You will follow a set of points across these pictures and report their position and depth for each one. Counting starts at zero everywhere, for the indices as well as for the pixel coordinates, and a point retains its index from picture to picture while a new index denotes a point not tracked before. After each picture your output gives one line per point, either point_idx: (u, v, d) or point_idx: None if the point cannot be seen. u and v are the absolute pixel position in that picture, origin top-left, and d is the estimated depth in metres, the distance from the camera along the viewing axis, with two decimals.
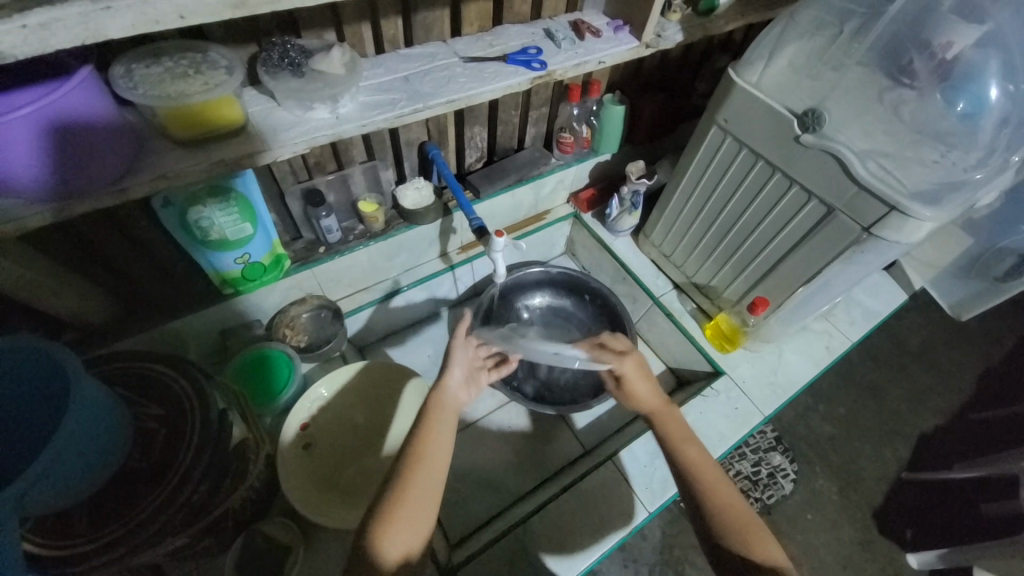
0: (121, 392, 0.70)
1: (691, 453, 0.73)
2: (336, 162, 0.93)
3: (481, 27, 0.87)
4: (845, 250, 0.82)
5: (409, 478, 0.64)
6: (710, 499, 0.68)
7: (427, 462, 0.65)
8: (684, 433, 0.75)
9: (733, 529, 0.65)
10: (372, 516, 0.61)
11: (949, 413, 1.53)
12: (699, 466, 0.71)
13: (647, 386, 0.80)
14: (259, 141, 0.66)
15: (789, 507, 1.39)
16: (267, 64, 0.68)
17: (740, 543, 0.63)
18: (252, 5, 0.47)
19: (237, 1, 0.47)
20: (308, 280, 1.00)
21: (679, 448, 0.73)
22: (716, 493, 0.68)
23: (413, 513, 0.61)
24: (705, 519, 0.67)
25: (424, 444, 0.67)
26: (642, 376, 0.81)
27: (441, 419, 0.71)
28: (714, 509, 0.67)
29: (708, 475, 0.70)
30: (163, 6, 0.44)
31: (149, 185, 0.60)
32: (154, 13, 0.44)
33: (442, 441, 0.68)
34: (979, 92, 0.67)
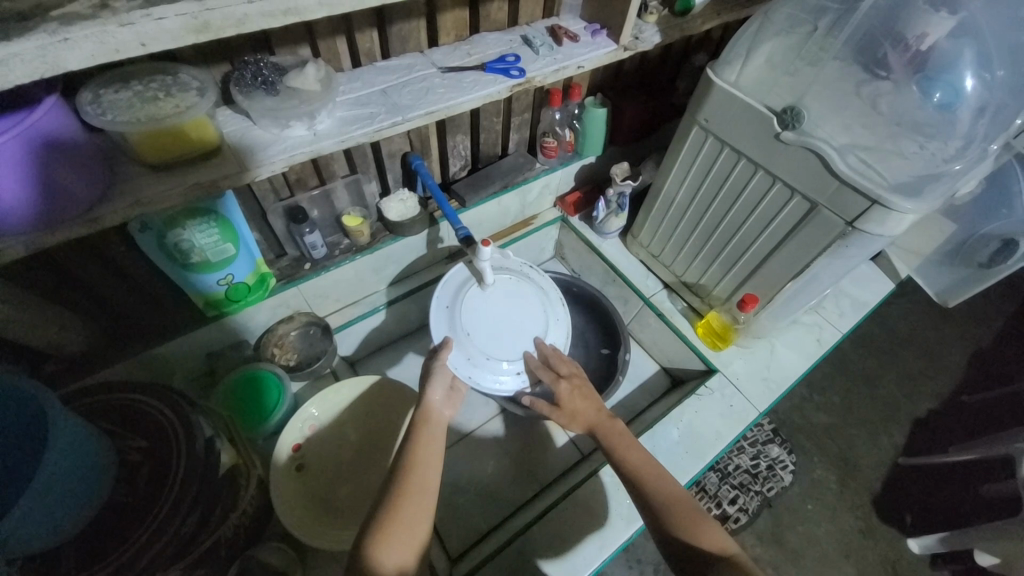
0: (103, 426, 0.68)
1: (634, 457, 0.75)
2: (318, 177, 0.92)
3: (458, 36, 0.87)
4: (831, 244, 0.82)
5: (404, 490, 0.64)
6: (660, 498, 0.69)
7: (417, 473, 0.66)
8: (626, 440, 0.77)
9: (685, 524, 0.65)
10: (371, 526, 0.61)
11: (941, 397, 1.54)
12: (646, 470, 0.73)
13: (583, 400, 0.82)
14: (235, 163, 0.65)
15: (789, 499, 1.39)
16: (240, 84, 0.67)
17: (691, 535, 0.64)
18: (218, 29, 0.47)
19: (201, 25, 0.46)
20: (295, 297, 0.98)
21: (623, 454, 0.75)
22: (669, 492, 0.70)
23: (403, 530, 0.60)
24: (661, 519, 0.67)
25: (418, 457, 0.68)
26: (577, 389, 0.82)
27: (433, 433, 0.73)
28: (661, 505, 0.68)
29: (658, 477, 0.72)
30: (125, 35, 0.43)
31: (124, 212, 0.59)
32: (115, 42, 0.43)
33: (428, 451, 0.70)
34: (953, 82, 0.68)
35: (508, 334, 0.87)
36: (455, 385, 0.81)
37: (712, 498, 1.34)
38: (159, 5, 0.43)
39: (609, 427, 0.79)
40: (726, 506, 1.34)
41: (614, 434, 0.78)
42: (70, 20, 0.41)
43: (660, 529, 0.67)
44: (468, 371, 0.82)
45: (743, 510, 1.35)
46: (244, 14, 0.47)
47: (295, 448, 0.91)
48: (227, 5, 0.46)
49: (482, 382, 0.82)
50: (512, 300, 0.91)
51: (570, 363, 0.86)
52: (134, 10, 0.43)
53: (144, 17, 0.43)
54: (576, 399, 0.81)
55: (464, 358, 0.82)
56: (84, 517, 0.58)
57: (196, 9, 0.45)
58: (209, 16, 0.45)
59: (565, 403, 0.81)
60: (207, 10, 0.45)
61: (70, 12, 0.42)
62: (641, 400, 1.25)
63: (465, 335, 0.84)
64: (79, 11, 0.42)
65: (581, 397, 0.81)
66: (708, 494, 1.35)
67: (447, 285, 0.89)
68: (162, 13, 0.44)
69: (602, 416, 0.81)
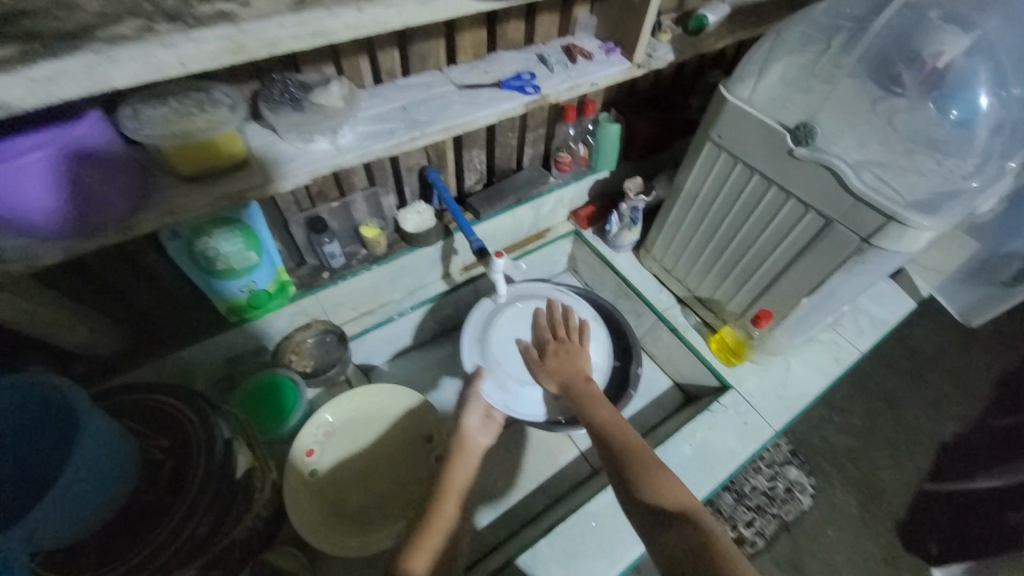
0: (128, 425, 0.71)
1: (603, 417, 0.77)
2: (338, 189, 0.95)
3: (476, 54, 0.90)
4: (847, 260, 0.81)
5: (433, 522, 0.67)
6: (627, 455, 0.70)
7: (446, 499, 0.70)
8: (598, 403, 0.80)
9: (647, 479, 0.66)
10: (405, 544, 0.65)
11: (968, 420, 1.49)
12: (615, 430, 0.74)
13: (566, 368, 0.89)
14: (260, 174, 0.68)
15: (809, 523, 1.35)
16: (268, 100, 0.70)
17: (652, 490, 0.64)
18: (251, 50, 0.49)
19: (236, 47, 0.49)
20: (313, 305, 1.01)
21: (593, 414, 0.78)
22: (633, 449, 0.71)
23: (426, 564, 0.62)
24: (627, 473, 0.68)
25: (449, 488, 0.71)
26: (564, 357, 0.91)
27: (467, 464, 0.75)
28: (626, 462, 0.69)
29: (626, 436, 0.73)
30: (166, 55, 0.46)
31: (156, 220, 0.62)
32: (158, 62, 0.46)
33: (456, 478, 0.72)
34: (969, 99, 0.68)
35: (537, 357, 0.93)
36: (490, 413, 0.84)
37: (728, 520, 1.32)
38: (198, 28, 0.47)
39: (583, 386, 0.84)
40: (743, 529, 1.32)
41: (588, 393, 0.82)
42: (116, 41, 0.45)
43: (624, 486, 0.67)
44: (501, 401, 0.88)
45: (760, 533, 1.32)
46: (276, 37, 0.50)
47: (308, 454, 0.91)
48: (260, 28, 0.49)
49: (517, 408, 0.89)
50: (540, 325, 0.97)
51: (569, 329, 0.96)
52: (175, 32, 0.46)
53: (184, 39, 0.46)
54: (563, 358, 0.90)
55: (496, 387, 0.89)
56: (107, 512, 0.61)
57: (231, 32, 0.48)
58: (243, 38, 0.48)
59: (552, 360, 0.90)
60: (242, 32, 0.48)
61: (116, 33, 0.46)
62: (654, 416, 1.23)
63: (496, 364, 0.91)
64: (124, 33, 0.46)
65: (567, 357, 0.91)
66: (723, 515, 1.32)
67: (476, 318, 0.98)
68: (200, 35, 0.47)
69: (579, 380, 0.86)
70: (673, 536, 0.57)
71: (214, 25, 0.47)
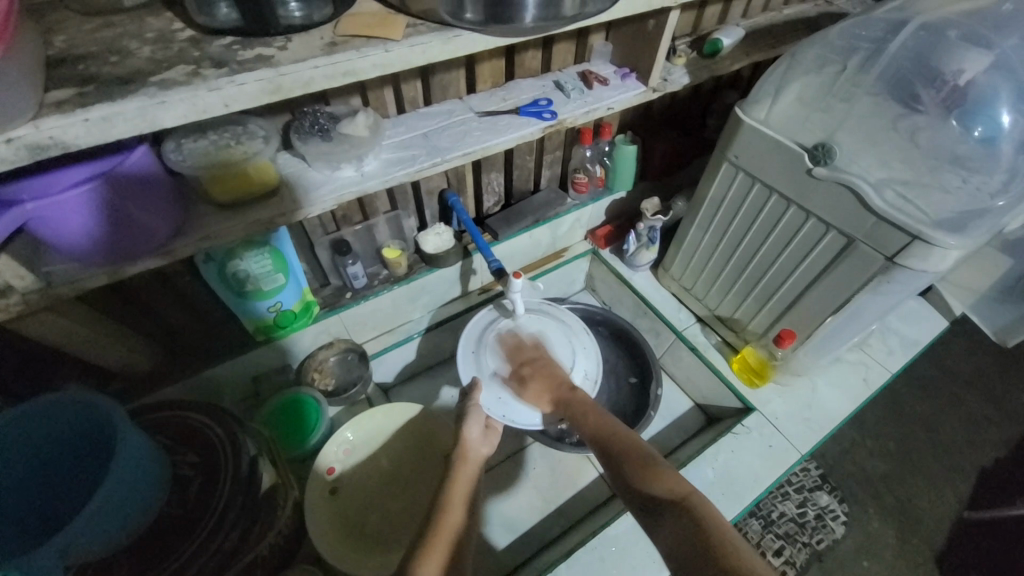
0: (161, 440, 0.74)
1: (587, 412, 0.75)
2: (362, 213, 0.99)
3: (495, 83, 0.93)
4: (871, 279, 0.80)
5: (439, 529, 0.65)
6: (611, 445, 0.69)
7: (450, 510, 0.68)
8: (583, 407, 0.77)
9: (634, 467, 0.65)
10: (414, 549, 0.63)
11: (1009, 445, 1.42)
12: (599, 422, 0.73)
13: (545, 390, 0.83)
14: (291, 200, 0.71)
15: (842, 553, 1.29)
16: (300, 131, 0.75)
17: (640, 475, 0.63)
18: (288, 90, 0.53)
19: (274, 88, 0.52)
20: (336, 324, 1.04)
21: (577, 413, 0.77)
22: (618, 438, 0.70)
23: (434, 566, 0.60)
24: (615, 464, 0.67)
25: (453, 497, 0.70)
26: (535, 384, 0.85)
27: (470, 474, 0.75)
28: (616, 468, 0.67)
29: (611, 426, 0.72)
30: (211, 97, 0.49)
31: (193, 245, 0.65)
32: (204, 104, 0.50)
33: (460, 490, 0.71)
34: (994, 116, 0.67)
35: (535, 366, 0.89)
36: (490, 423, 0.83)
37: (756, 548, 1.27)
38: (241, 72, 0.50)
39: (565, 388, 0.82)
40: (772, 558, 1.27)
41: (570, 394, 0.80)
42: (166, 86, 0.48)
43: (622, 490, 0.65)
44: (501, 412, 0.84)
45: (789, 563, 1.27)
46: (310, 77, 0.53)
47: (328, 471, 0.92)
48: (296, 69, 0.52)
49: (517, 420, 0.84)
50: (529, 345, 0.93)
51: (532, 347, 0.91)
52: (221, 76, 0.50)
53: (229, 83, 0.50)
54: (542, 371, 0.87)
55: (495, 398, 0.86)
56: (141, 527, 0.63)
57: (271, 75, 0.51)
58: (281, 80, 0.52)
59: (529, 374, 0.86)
60: (280, 74, 0.52)
61: (165, 78, 0.49)
62: (675, 438, 1.20)
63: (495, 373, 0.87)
64: (173, 78, 0.49)
65: (544, 369, 0.87)
66: (750, 542, 1.28)
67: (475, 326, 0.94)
68: (242, 78, 0.50)
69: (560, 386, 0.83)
70: (667, 525, 0.57)
71: (255, 68, 0.51)
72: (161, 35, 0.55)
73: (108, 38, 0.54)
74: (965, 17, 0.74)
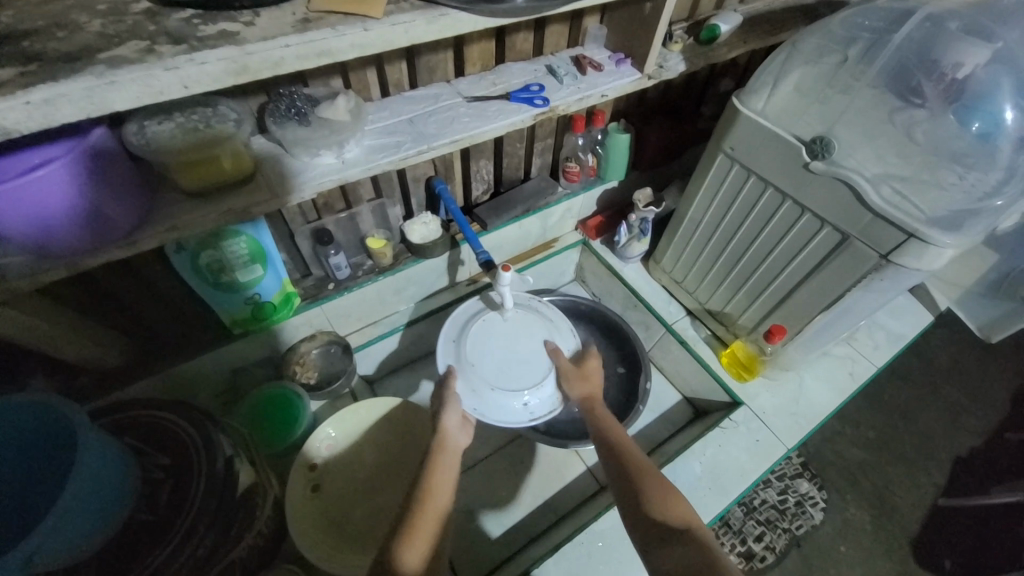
0: (129, 442, 0.71)
1: (616, 434, 0.75)
2: (345, 201, 0.95)
3: (484, 66, 0.89)
4: (864, 277, 0.79)
5: (425, 511, 0.64)
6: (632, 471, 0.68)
7: (435, 498, 0.66)
8: (613, 422, 0.77)
9: (653, 496, 0.63)
10: (393, 536, 0.61)
11: (984, 434, 1.45)
12: (625, 446, 0.72)
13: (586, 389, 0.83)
14: (267, 189, 0.67)
15: (820, 539, 1.32)
16: (275, 115, 0.70)
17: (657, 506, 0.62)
18: (255, 71, 0.49)
19: (240, 68, 0.48)
20: (318, 317, 1.00)
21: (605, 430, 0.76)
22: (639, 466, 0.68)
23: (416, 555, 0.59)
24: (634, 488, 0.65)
25: (434, 484, 0.68)
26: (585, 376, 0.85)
27: (448, 460, 0.72)
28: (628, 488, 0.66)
29: (633, 452, 0.71)
30: (168, 78, 0.45)
31: (159, 236, 0.61)
32: (159, 85, 0.45)
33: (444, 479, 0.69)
34: (993, 111, 0.66)
35: (516, 362, 0.86)
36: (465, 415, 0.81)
37: (737, 534, 1.30)
38: (200, 49, 0.46)
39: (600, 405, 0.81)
40: (752, 544, 1.29)
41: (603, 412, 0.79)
42: (117, 64, 0.44)
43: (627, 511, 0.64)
44: (473, 404, 0.81)
45: (769, 548, 1.29)
46: (280, 57, 0.49)
47: (310, 467, 0.90)
48: (264, 48, 0.48)
49: (488, 414, 0.81)
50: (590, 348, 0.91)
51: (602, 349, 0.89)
52: (178, 54, 0.45)
53: (187, 61, 0.45)
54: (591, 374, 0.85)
55: (469, 390, 0.82)
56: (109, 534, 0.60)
57: (235, 53, 0.47)
58: (247, 59, 0.47)
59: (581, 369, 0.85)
60: (247, 54, 0.48)
61: (116, 55, 0.45)
62: (662, 430, 1.21)
63: (471, 365, 0.84)
64: (125, 55, 0.45)
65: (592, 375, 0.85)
66: (732, 529, 1.30)
67: (457, 315, 0.91)
68: (204, 57, 0.46)
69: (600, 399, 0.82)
70: (670, 553, 0.55)
71: (218, 46, 0.46)
72: (115, 8, 0.50)
73: (56, 11, 0.49)
74: (969, 8, 0.72)
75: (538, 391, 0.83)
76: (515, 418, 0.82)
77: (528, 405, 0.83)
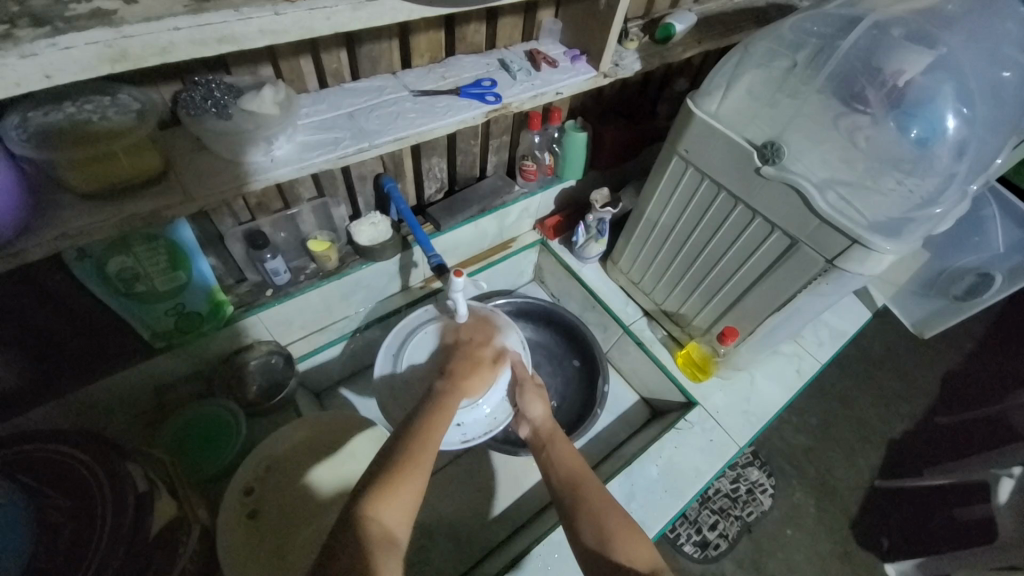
0: (22, 481, 0.63)
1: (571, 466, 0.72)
2: (282, 200, 0.87)
3: (433, 58, 0.83)
4: (811, 281, 0.80)
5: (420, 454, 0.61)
6: (594, 508, 0.65)
7: (434, 430, 0.65)
8: (568, 451, 0.74)
9: (617, 537, 0.61)
10: (370, 484, 0.57)
11: (915, 418, 1.54)
12: (582, 478, 0.70)
13: (544, 405, 0.81)
14: (181, 189, 0.60)
15: (769, 524, 1.37)
16: (188, 106, 0.62)
17: (622, 549, 0.60)
18: (137, 57, 0.43)
19: (117, 54, 0.42)
20: (254, 326, 0.92)
21: (558, 464, 0.73)
22: (597, 502, 0.66)
23: (396, 503, 0.55)
24: (599, 529, 0.63)
25: (431, 431, 0.65)
26: (543, 390, 0.82)
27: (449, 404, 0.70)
28: (590, 522, 0.64)
29: (590, 484, 0.68)
30: (27, 67, 0.39)
31: (49, 242, 0.53)
32: (15, 74, 0.39)
33: (443, 419, 0.67)
34: (930, 118, 0.67)
35: None
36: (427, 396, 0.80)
37: (693, 524, 1.34)
38: (66, 33, 0.40)
39: (551, 431, 0.78)
40: (707, 532, 1.33)
41: (557, 442, 0.76)
42: None
43: (586, 545, 0.62)
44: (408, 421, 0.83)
45: (722, 536, 1.33)
46: (169, 42, 0.44)
47: (246, 492, 0.82)
48: (148, 31, 0.43)
49: None
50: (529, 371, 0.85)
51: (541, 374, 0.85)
52: (38, 39, 0.40)
53: (49, 46, 0.40)
54: (535, 398, 0.81)
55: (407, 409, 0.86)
56: None
57: (110, 36, 0.42)
58: (126, 44, 0.42)
59: (531, 399, 0.80)
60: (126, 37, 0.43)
61: None
62: (621, 431, 1.21)
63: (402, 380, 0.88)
64: None
65: (539, 397, 0.81)
66: (689, 519, 1.35)
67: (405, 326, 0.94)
68: (69, 40, 0.40)
69: (552, 425, 0.79)
70: None
71: (87, 28, 0.41)
72: None
73: None
74: (912, 15, 0.73)
75: (472, 413, 0.81)
76: (448, 438, 0.82)
77: (461, 426, 0.82)
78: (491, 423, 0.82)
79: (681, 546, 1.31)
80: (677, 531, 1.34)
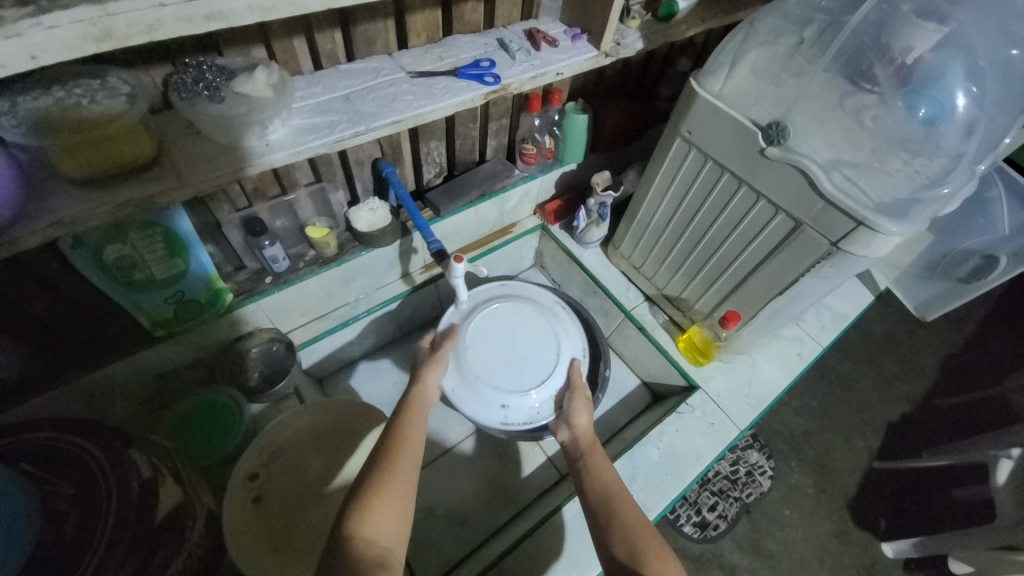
0: (25, 470, 0.63)
1: (607, 479, 0.73)
2: (279, 185, 0.86)
3: (430, 38, 0.81)
4: (814, 264, 0.80)
5: (397, 456, 0.64)
6: (627, 523, 0.66)
7: (407, 434, 0.68)
8: (603, 465, 0.75)
9: (652, 554, 0.61)
10: (355, 500, 0.58)
11: (915, 400, 1.55)
12: (618, 492, 0.70)
13: (589, 417, 0.85)
14: (176, 174, 0.59)
15: (768, 504, 1.38)
16: (179, 89, 0.60)
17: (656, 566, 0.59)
18: (123, 36, 0.42)
19: (102, 32, 0.41)
20: (254, 314, 0.91)
21: (594, 474, 0.74)
22: (635, 520, 0.66)
23: (383, 513, 0.57)
24: (631, 543, 0.63)
25: (406, 436, 0.67)
26: (591, 404, 0.87)
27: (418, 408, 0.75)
28: (624, 536, 0.65)
29: (626, 502, 0.69)
30: (9, 47, 0.38)
31: (42, 232, 0.52)
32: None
33: (416, 424, 0.71)
34: (939, 97, 0.65)
35: (513, 366, 0.92)
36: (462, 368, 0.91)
37: (693, 506, 1.36)
38: (50, 12, 0.39)
39: (591, 442, 0.80)
40: (706, 513, 1.35)
41: (595, 454, 0.78)
42: None
43: (616, 555, 0.63)
44: (454, 389, 0.89)
45: (722, 517, 1.35)
46: (154, 19, 0.43)
47: (251, 476, 0.83)
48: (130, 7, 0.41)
49: (471, 405, 0.89)
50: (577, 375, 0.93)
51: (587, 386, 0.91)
52: (21, 19, 0.38)
53: (33, 26, 0.38)
54: (581, 409, 0.85)
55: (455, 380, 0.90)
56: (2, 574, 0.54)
57: (95, 14, 0.40)
58: (111, 22, 0.41)
59: (579, 410, 0.85)
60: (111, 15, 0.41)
61: None
62: (621, 416, 1.22)
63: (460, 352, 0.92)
64: None
65: (586, 408, 0.85)
66: (689, 501, 1.36)
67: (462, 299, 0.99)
68: (53, 19, 0.39)
69: (592, 438, 0.81)
70: None
71: (71, 6, 0.40)
72: None
73: None
74: None
75: (521, 399, 0.89)
76: (489, 415, 0.89)
77: (504, 409, 0.89)
78: (535, 415, 0.89)
79: (681, 527, 1.33)
80: (677, 513, 1.35)
